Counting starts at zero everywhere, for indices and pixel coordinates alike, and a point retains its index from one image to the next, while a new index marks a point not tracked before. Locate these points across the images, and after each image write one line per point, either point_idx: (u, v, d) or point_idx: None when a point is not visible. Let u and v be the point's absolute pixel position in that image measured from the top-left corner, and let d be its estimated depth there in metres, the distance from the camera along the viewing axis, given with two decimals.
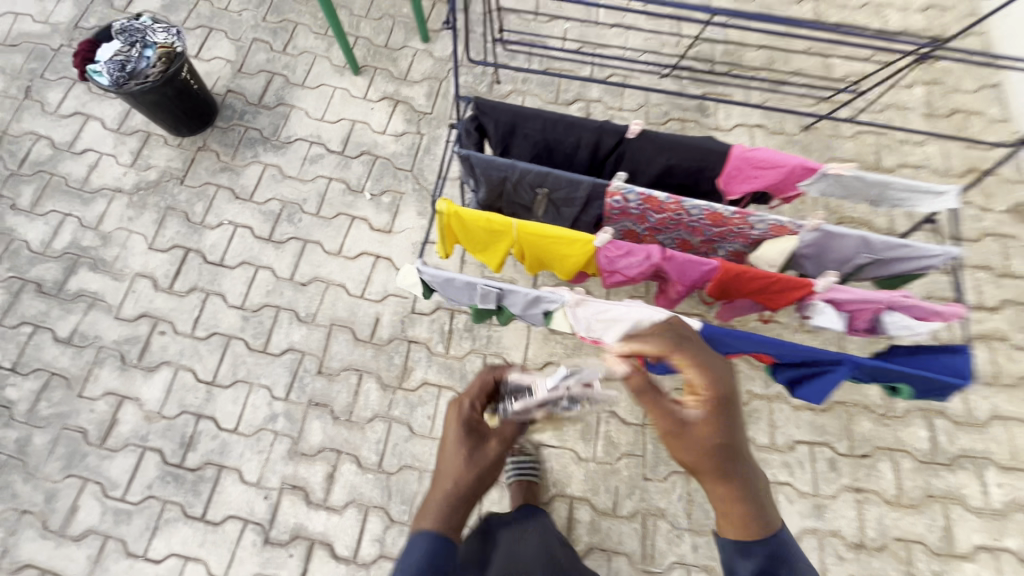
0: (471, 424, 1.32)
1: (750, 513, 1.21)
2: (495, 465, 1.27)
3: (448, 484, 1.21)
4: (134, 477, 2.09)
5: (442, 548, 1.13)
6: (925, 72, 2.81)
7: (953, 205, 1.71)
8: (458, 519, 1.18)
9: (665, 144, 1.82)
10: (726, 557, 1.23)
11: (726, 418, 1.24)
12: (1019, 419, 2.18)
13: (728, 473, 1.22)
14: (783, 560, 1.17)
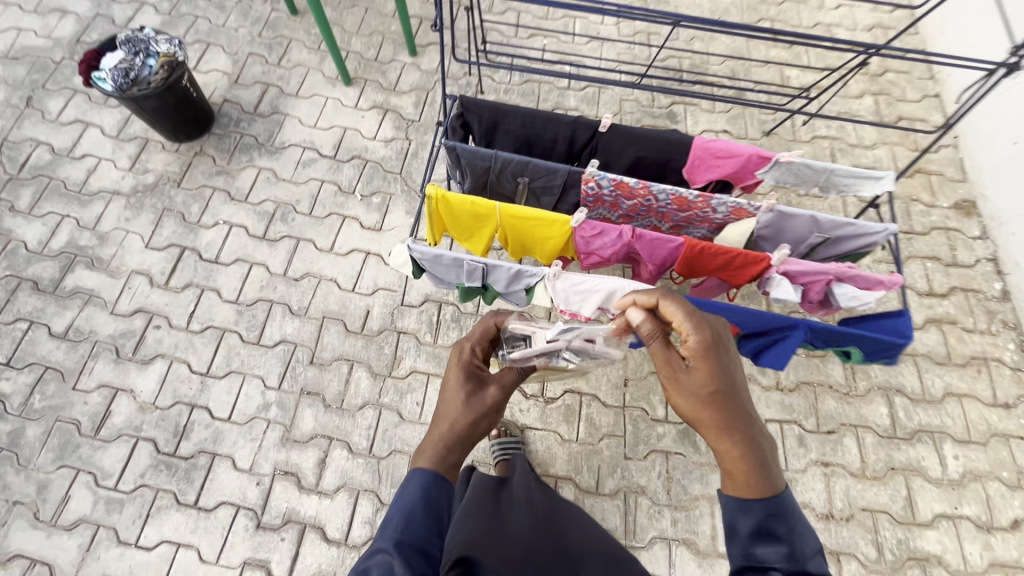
0: (472, 370, 1.44)
1: (749, 464, 1.24)
2: (491, 410, 1.39)
3: (448, 422, 1.35)
4: (127, 466, 2.21)
5: (435, 486, 1.26)
6: (872, 83, 3.10)
7: (892, 187, 1.83)
8: (453, 457, 1.31)
9: (633, 137, 1.88)
10: (730, 517, 1.25)
11: (721, 367, 1.32)
12: (969, 395, 2.43)
13: (728, 424, 1.28)
14: (782, 516, 1.19)
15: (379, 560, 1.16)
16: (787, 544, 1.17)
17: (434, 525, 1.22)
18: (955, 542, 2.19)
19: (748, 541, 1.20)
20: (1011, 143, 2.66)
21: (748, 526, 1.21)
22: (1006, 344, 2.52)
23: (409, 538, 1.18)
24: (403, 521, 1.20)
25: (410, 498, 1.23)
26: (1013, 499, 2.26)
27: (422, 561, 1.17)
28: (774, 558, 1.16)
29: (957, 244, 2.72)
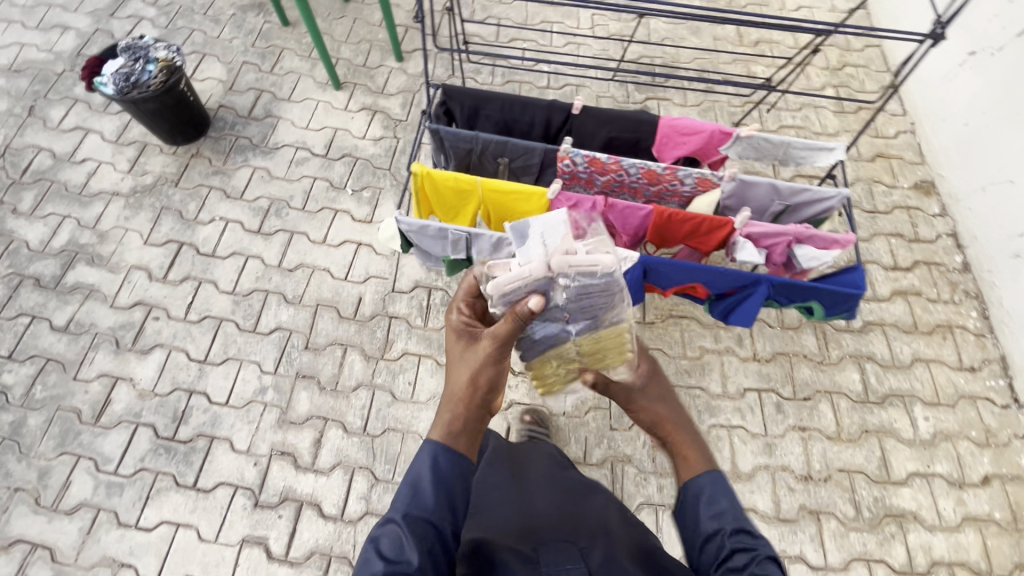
0: (463, 330, 1.37)
1: (702, 449, 1.28)
2: (489, 362, 1.29)
3: (448, 389, 1.29)
4: (127, 452, 2.27)
5: (443, 454, 1.19)
6: (833, 77, 3.30)
7: (844, 158, 1.99)
8: (461, 421, 1.24)
9: (604, 118, 2.02)
10: (688, 503, 1.23)
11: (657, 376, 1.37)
12: (936, 360, 2.56)
13: (681, 422, 1.32)
14: (724, 488, 1.22)
15: (389, 531, 1.11)
16: (731, 507, 1.19)
17: (444, 500, 1.15)
18: (929, 498, 2.28)
19: (698, 521, 1.20)
20: (960, 125, 2.83)
21: (702, 499, 1.21)
22: (969, 311, 2.66)
23: (419, 511, 1.13)
24: (412, 493, 1.15)
25: (417, 470, 1.17)
26: (983, 457, 2.37)
27: (432, 534, 1.12)
28: (722, 521, 1.17)
29: (918, 221, 2.88)
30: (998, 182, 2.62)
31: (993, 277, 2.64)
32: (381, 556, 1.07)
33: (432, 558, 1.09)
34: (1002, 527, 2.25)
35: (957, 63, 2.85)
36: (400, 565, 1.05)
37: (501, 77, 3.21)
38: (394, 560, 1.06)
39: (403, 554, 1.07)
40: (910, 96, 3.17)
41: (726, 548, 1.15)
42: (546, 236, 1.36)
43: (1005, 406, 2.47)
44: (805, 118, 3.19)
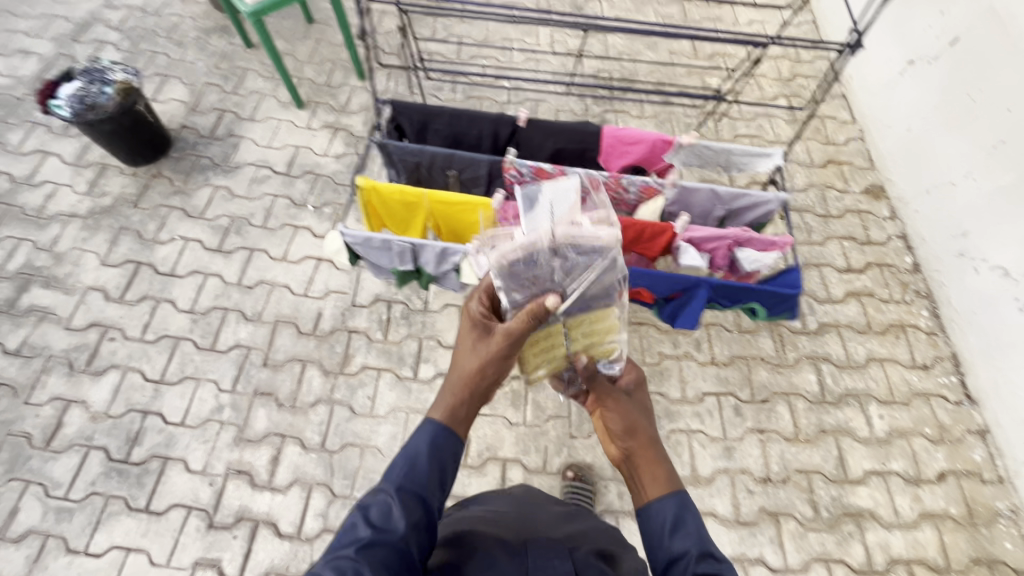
0: (478, 320, 1.43)
1: (669, 471, 1.28)
2: (497, 357, 1.36)
3: (457, 374, 1.37)
4: (78, 476, 2.22)
5: (442, 434, 1.26)
6: (785, 87, 3.41)
7: (782, 163, 2.06)
8: (463, 409, 1.32)
9: (550, 130, 2.07)
10: (653, 529, 1.20)
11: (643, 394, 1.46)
12: (890, 359, 2.60)
13: (654, 445, 1.32)
14: (691, 511, 1.21)
15: (378, 500, 1.16)
16: (696, 532, 1.17)
17: (436, 478, 1.21)
18: (886, 496, 2.31)
19: (664, 545, 1.16)
20: (904, 130, 2.93)
21: (669, 521, 1.19)
22: (920, 310, 2.72)
23: (411, 485, 1.18)
24: (405, 468, 1.20)
25: (416, 444, 1.24)
26: (937, 453, 2.40)
27: (420, 508, 1.17)
28: (688, 543, 1.15)
29: (869, 225, 2.95)
30: (941, 184, 2.70)
31: (941, 276, 2.70)
32: (368, 523, 1.11)
33: (418, 532, 1.13)
34: (958, 522, 2.27)
35: (897, 72, 2.96)
36: (386, 533, 1.09)
37: (462, 93, 3.27)
38: (380, 528, 1.10)
39: (391, 523, 1.11)
40: (858, 104, 3.27)
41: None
42: (552, 211, 1.50)
43: (958, 402, 2.51)
44: (759, 126, 3.28)
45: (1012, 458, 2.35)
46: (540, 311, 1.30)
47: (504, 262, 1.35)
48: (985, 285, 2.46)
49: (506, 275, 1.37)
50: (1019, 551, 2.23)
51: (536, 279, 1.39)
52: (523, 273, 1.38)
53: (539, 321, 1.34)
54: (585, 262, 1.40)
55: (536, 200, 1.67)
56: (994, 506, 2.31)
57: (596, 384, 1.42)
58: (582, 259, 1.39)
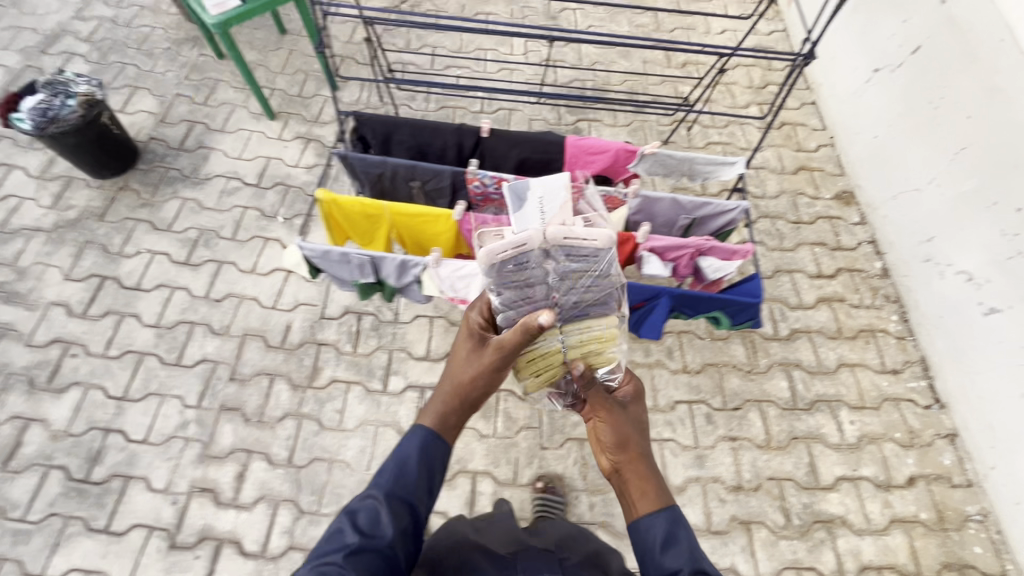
0: (476, 331, 1.51)
1: (660, 486, 1.33)
2: (488, 370, 1.41)
3: (450, 383, 1.45)
4: (35, 496, 2.17)
5: (431, 440, 1.37)
6: (757, 95, 3.44)
7: (745, 171, 2.07)
8: (454, 415, 1.42)
9: (514, 140, 2.06)
10: (645, 542, 1.25)
11: (640, 407, 1.52)
12: (860, 364, 2.62)
13: (645, 459, 1.38)
14: (680, 525, 1.26)
15: (367, 505, 1.26)
16: (688, 548, 1.22)
17: (424, 483, 1.31)
18: (856, 502, 2.31)
19: (657, 560, 1.21)
20: (872, 137, 2.96)
21: (661, 534, 1.24)
22: (890, 316, 2.74)
23: (398, 492, 1.28)
24: (393, 475, 1.30)
25: (405, 452, 1.34)
26: (907, 458, 2.41)
27: (407, 514, 1.27)
28: (679, 561, 1.19)
29: (839, 230, 2.98)
30: (907, 190, 2.72)
31: (909, 281, 2.72)
32: (357, 530, 1.21)
33: (404, 537, 1.23)
34: (929, 527, 2.27)
35: (864, 80, 3.00)
36: (372, 539, 1.19)
37: (435, 103, 3.27)
38: (367, 534, 1.20)
39: (379, 529, 1.21)
40: (829, 111, 3.31)
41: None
42: (544, 201, 1.57)
43: (927, 406, 2.53)
44: (731, 134, 3.30)
45: (981, 461, 2.36)
46: (529, 327, 1.32)
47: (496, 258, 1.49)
48: (951, 290, 2.48)
49: (499, 273, 1.54)
50: (990, 555, 2.23)
51: (528, 279, 1.55)
52: (515, 271, 1.55)
53: (531, 337, 1.35)
54: (575, 266, 1.58)
55: (524, 197, 1.58)
56: (964, 510, 2.31)
57: (593, 396, 1.49)
58: (571, 258, 1.57)
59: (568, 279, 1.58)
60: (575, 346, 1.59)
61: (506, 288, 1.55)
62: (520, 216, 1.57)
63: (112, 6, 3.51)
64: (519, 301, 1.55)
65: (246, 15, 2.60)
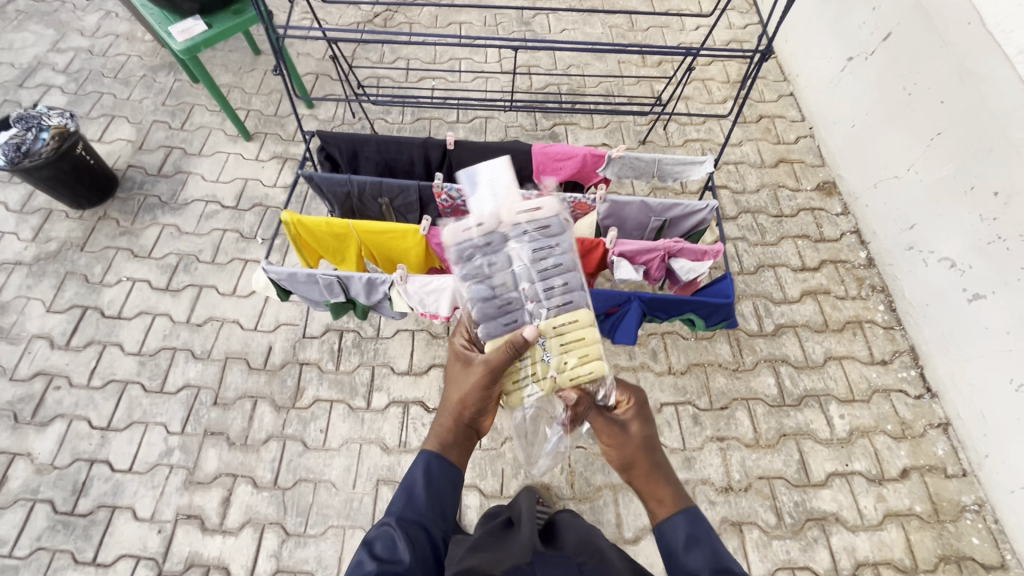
0: (461, 353, 1.54)
1: (674, 488, 1.34)
2: (477, 389, 1.43)
3: (445, 407, 1.48)
4: (23, 531, 2.17)
5: (436, 463, 1.36)
6: (734, 89, 3.42)
7: (714, 170, 2.05)
8: (450, 436, 1.42)
9: (480, 150, 2.05)
10: (667, 545, 1.27)
11: (644, 416, 1.47)
12: (848, 356, 2.58)
13: (653, 460, 1.39)
14: (702, 525, 1.27)
15: (383, 533, 1.23)
16: (710, 546, 1.22)
17: (435, 505, 1.30)
18: (849, 498, 2.28)
19: (679, 560, 1.23)
20: (850, 127, 2.93)
21: (682, 537, 1.25)
22: (877, 306, 2.70)
23: (410, 514, 1.27)
24: (404, 499, 1.29)
25: (412, 475, 1.33)
26: (899, 450, 2.37)
27: (423, 536, 1.25)
28: (700, 562, 1.20)
29: (822, 222, 2.95)
30: (886, 178, 2.70)
31: (894, 270, 2.69)
32: (374, 556, 1.18)
33: (424, 558, 1.21)
34: (924, 520, 2.23)
35: (839, 69, 2.97)
36: (393, 564, 1.17)
37: (410, 116, 3.27)
38: (386, 560, 1.18)
39: (398, 554, 1.19)
40: (806, 103, 3.29)
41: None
42: (491, 183, 1.65)
43: (919, 396, 2.49)
44: (709, 130, 3.28)
45: (974, 450, 2.32)
46: (515, 342, 1.37)
47: (456, 238, 1.59)
48: (936, 278, 2.44)
49: (461, 255, 1.59)
50: (988, 546, 2.19)
51: (491, 262, 1.57)
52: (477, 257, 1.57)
53: (515, 352, 1.40)
54: (539, 243, 1.58)
55: (474, 181, 1.67)
56: (960, 501, 2.27)
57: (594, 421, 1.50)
58: (533, 238, 1.58)
59: (532, 260, 1.56)
60: (556, 352, 1.48)
61: (474, 278, 1.56)
62: (477, 200, 1.64)
63: (88, 36, 3.54)
64: (489, 291, 1.54)
65: (213, 40, 2.61)
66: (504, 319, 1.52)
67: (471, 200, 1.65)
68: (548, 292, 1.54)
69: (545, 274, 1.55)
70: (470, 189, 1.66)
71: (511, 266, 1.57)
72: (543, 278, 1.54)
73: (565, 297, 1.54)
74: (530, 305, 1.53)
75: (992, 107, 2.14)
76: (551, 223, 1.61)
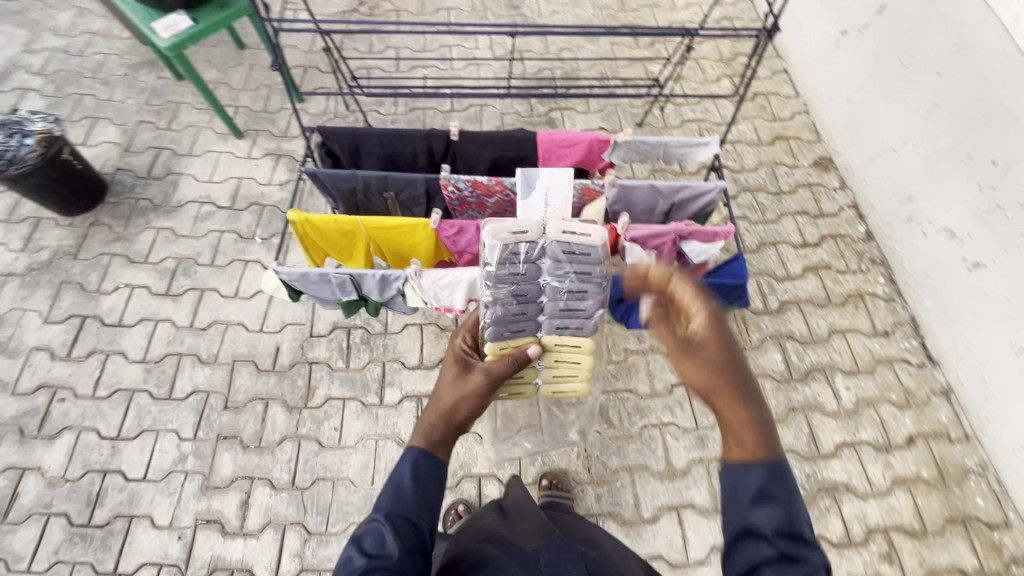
0: (460, 357, 1.49)
1: (762, 429, 1.06)
2: (474, 395, 1.35)
3: (431, 409, 1.33)
4: (39, 546, 2.14)
5: (424, 461, 1.21)
6: (728, 67, 3.41)
7: (719, 151, 2.06)
8: (438, 433, 1.27)
9: (484, 140, 2.02)
10: (733, 487, 1.05)
11: (727, 337, 1.18)
12: (851, 329, 2.63)
13: (740, 384, 1.12)
14: (782, 480, 1.02)
15: (371, 528, 1.12)
16: (785, 508, 1.00)
17: (424, 499, 1.17)
18: (858, 467, 2.33)
19: (746, 509, 1.01)
20: (845, 101, 2.94)
21: (749, 488, 1.02)
22: (877, 278, 2.75)
23: (399, 508, 1.15)
24: (392, 495, 1.16)
25: (398, 472, 1.19)
26: (904, 418, 2.43)
27: (412, 530, 1.13)
28: (767, 520, 0.98)
29: (821, 197, 2.97)
30: (883, 151, 2.72)
31: (893, 243, 2.73)
32: (363, 552, 1.08)
33: (412, 554, 1.09)
34: (931, 484, 2.30)
35: (832, 44, 2.98)
36: (381, 559, 1.06)
37: (404, 106, 3.22)
38: (375, 555, 1.07)
39: (385, 549, 1.08)
40: (801, 79, 3.30)
41: (765, 551, 0.97)
42: (549, 194, 1.59)
43: (921, 364, 2.55)
44: (705, 110, 3.28)
45: (976, 414, 2.38)
46: (521, 360, 1.46)
47: (499, 241, 1.53)
48: (935, 249, 2.49)
49: (501, 258, 1.55)
50: (992, 506, 2.26)
51: (521, 271, 1.56)
52: (511, 263, 1.55)
53: (516, 365, 1.44)
54: (575, 268, 1.57)
55: (533, 184, 1.60)
56: (964, 464, 2.34)
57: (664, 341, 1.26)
58: (571, 262, 1.56)
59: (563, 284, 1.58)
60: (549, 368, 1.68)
61: (500, 280, 1.56)
62: (526, 205, 1.60)
63: (62, 35, 3.41)
64: (511, 297, 1.58)
65: (200, 35, 2.53)
66: (514, 323, 1.61)
67: (523, 204, 1.60)
68: (562, 311, 1.63)
69: (567, 296, 1.60)
70: (524, 191, 1.60)
71: (539, 278, 1.59)
72: (563, 300, 1.61)
73: (573, 322, 1.64)
74: (542, 316, 1.64)
75: (988, 77, 2.16)
76: (590, 252, 1.57)
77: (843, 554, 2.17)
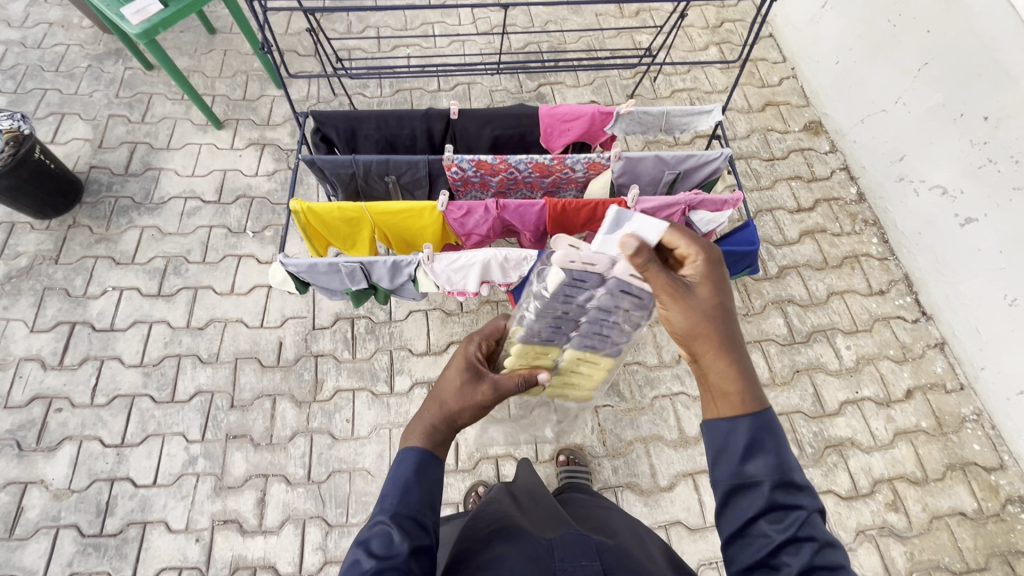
0: (472, 360, 1.44)
1: (746, 382, 1.12)
2: (479, 406, 1.33)
3: (435, 409, 1.30)
4: (51, 560, 2.08)
5: (424, 464, 1.19)
6: (715, 34, 3.38)
7: (722, 118, 2.05)
8: (438, 436, 1.25)
9: (485, 118, 1.98)
10: (721, 439, 1.09)
11: (722, 286, 1.20)
12: (849, 289, 2.69)
13: (724, 338, 1.15)
14: (771, 432, 1.07)
15: (377, 532, 1.08)
16: (777, 459, 1.04)
17: (428, 499, 1.14)
18: (862, 422, 2.41)
19: (737, 462, 1.05)
20: (833, 64, 2.95)
21: (739, 444, 1.06)
22: (871, 239, 2.80)
23: (404, 510, 1.11)
24: (397, 494, 1.13)
25: (401, 472, 1.16)
26: (902, 371, 2.52)
27: (420, 530, 1.10)
28: (761, 472, 1.03)
29: (812, 161, 3.00)
30: (873, 112, 2.75)
31: (885, 203, 2.78)
32: (371, 555, 1.03)
33: (420, 557, 1.06)
34: (931, 433, 2.39)
35: (820, 6, 2.97)
36: (391, 560, 1.02)
37: (389, 87, 3.13)
38: (384, 556, 1.02)
39: (393, 548, 1.04)
40: (787, 43, 3.29)
41: (758, 503, 1.02)
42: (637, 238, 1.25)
43: (915, 320, 2.62)
44: (694, 79, 3.26)
45: (971, 364, 2.47)
46: (529, 381, 1.45)
47: (566, 265, 1.33)
48: (927, 206, 2.53)
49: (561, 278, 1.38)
50: (988, 451, 2.36)
51: (578, 293, 1.44)
52: (574, 286, 1.41)
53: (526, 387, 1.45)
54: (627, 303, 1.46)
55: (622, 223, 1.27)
56: (961, 413, 2.43)
57: (652, 279, 1.22)
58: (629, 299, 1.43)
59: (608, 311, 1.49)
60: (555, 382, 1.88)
61: (554, 297, 1.45)
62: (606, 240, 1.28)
63: (16, 26, 3.19)
64: (556, 312, 1.51)
65: (172, 20, 2.39)
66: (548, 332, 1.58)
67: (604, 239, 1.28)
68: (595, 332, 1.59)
69: (606, 324, 1.55)
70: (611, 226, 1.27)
71: (589, 301, 1.47)
72: (601, 325, 1.55)
73: (600, 345, 1.65)
74: (575, 333, 1.60)
75: (979, 32, 2.20)
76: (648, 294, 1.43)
77: (852, 505, 2.25)
